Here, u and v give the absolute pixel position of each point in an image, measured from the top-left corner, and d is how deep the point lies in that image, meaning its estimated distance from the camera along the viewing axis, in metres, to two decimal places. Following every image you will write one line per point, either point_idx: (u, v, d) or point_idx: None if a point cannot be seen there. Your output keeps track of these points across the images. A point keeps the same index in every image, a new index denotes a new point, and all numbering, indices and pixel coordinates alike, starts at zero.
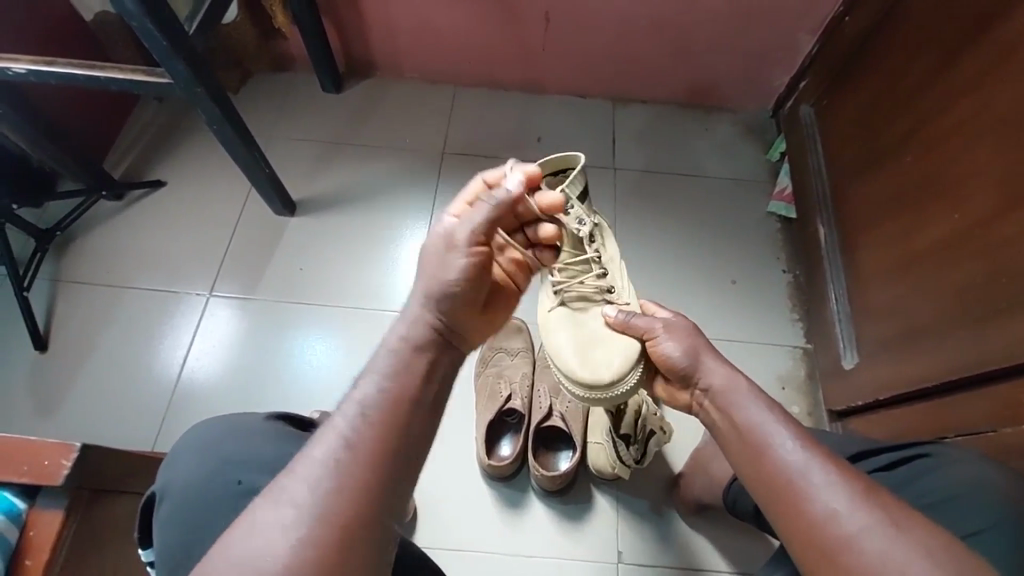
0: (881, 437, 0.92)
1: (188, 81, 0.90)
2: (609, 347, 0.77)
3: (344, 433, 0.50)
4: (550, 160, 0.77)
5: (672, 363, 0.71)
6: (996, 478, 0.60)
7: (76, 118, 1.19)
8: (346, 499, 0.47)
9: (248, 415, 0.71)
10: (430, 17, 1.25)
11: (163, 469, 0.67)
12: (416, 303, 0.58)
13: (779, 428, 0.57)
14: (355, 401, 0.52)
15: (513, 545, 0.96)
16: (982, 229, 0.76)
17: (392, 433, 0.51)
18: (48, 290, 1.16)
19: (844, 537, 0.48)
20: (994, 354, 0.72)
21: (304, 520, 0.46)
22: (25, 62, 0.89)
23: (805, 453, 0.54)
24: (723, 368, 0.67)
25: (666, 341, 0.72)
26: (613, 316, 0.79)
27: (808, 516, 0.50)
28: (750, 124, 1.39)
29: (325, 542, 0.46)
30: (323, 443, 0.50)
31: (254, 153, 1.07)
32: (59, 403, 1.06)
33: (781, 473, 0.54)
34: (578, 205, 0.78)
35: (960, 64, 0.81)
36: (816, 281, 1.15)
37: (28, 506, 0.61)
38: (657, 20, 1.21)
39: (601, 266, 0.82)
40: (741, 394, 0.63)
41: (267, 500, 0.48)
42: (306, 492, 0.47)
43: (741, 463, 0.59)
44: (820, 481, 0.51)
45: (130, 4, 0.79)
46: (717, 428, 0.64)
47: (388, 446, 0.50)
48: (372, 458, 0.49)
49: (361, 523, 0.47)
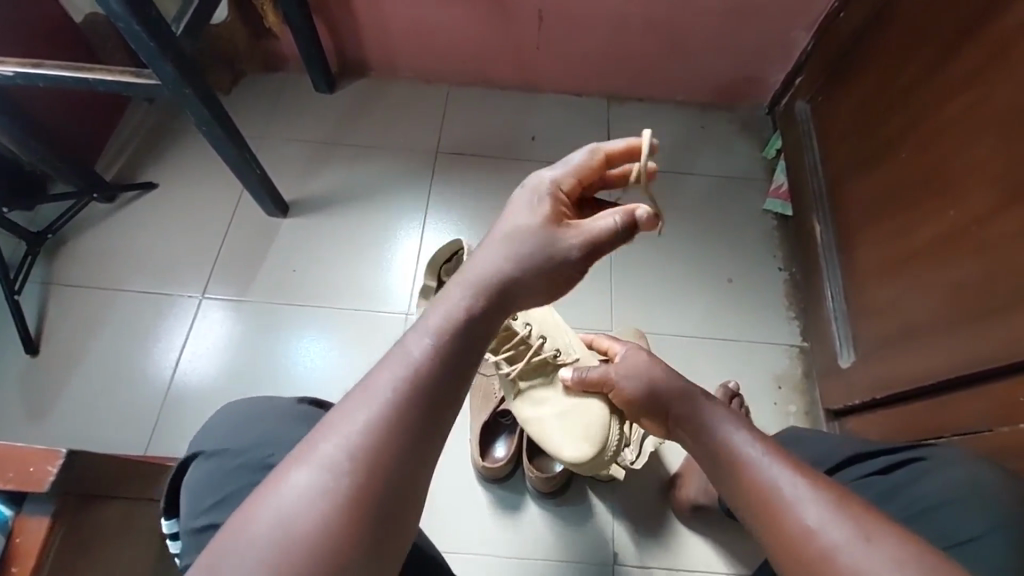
0: (879, 436, 0.91)
1: (177, 83, 0.89)
2: (579, 414, 0.85)
3: (387, 389, 0.44)
4: (438, 254, 0.99)
5: (641, 403, 0.74)
6: (992, 479, 0.59)
7: (66, 121, 1.19)
8: (382, 459, 0.42)
9: (277, 398, 0.70)
10: (423, 16, 1.24)
11: (201, 434, 0.68)
12: (488, 281, 0.51)
13: (750, 446, 0.56)
14: (405, 354, 0.46)
15: (508, 547, 0.95)
16: (981, 226, 0.75)
17: (433, 391, 0.45)
18: (40, 293, 1.15)
19: (826, 548, 0.45)
20: (990, 353, 0.72)
21: (335, 483, 0.40)
22: (12, 65, 0.88)
23: (777, 466, 0.52)
24: (687, 392, 0.68)
25: (627, 387, 0.77)
26: (570, 378, 0.86)
27: (790, 530, 0.47)
28: (746, 122, 1.38)
29: (358, 509, 0.40)
30: (363, 399, 0.43)
31: (245, 155, 1.06)
32: (51, 406, 1.06)
33: (758, 488, 0.52)
34: None
35: (957, 60, 0.80)
36: (812, 279, 1.14)
37: (14, 513, 0.61)
38: (651, 17, 1.20)
39: (536, 337, 0.86)
40: (710, 416, 0.63)
41: (301, 456, 0.42)
42: (346, 455, 0.41)
43: (721, 483, 0.57)
44: (794, 493, 0.49)
45: (116, 5, 0.78)
46: (695, 456, 0.63)
47: (428, 406, 0.44)
48: (410, 417, 0.43)
49: (393, 487, 0.42)
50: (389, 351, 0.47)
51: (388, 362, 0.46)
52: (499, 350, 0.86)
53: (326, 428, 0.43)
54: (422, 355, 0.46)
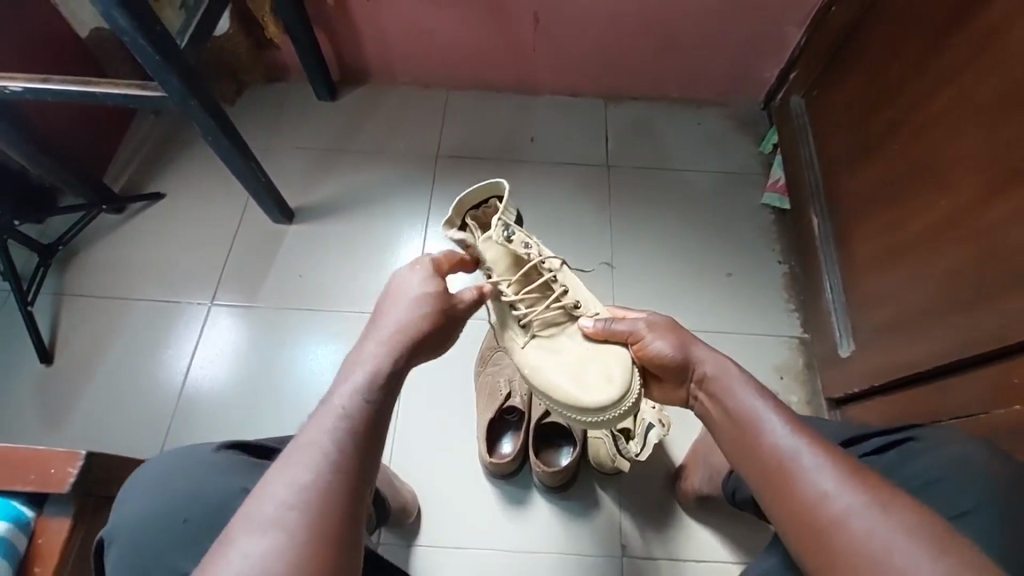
0: (878, 424, 0.92)
1: (182, 94, 0.91)
2: (600, 363, 0.74)
3: (320, 445, 0.52)
4: (470, 195, 0.82)
5: (665, 361, 0.70)
6: (987, 458, 0.60)
7: (74, 134, 1.21)
8: (324, 504, 0.49)
9: (197, 445, 0.70)
10: (420, 22, 1.26)
11: (112, 511, 0.65)
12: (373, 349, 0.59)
13: (771, 413, 0.59)
14: (334, 410, 0.54)
15: (516, 542, 0.96)
16: (973, 213, 0.76)
17: (364, 439, 0.53)
18: (52, 304, 1.17)
19: (837, 516, 0.49)
20: (982, 337, 0.73)
21: (280, 537, 0.47)
22: (22, 81, 0.90)
23: (795, 437, 0.56)
24: (712, 354, 0.68)
25: (654, 341, 0.71)
26: (591, 326, 0.77)
27: (801, 497, 0.52)
28: (742, 118, 1.40)
29: (312, 550, 0.47)
30: (296, 460, 0.51)
31: (250, 163, 1.09)
32: (67, 414, 1.08)
33: (774, 457, 0.56)
34: (519, 230, 0.81)
35: (946, 50, 0.82)
36: (811, 271, 1.15)
37: (36, 514, 0.63)
38: (645, 17, 1.22)
39: (559, 283, 0.80)
40: (732, 379, 0.65)
41: (251, 512, 0.49)
42: (290, 510, 0.48)
43: (735, 450, 0.61)
44: (810, 463, 0.53)
45: (122, 20, 0.80)
46: (712, 418, 0.66)
47: (359, 451, 0.53)
48: (343, 465, 0.51)
49: (339, 527, 0.49)
50: (316, 412, 0.55)
51: (322, 415, 0.54)
52: (517, 291, 0.80)
53: (264, 493, 0.49)
54: (352, 407, 0.55)
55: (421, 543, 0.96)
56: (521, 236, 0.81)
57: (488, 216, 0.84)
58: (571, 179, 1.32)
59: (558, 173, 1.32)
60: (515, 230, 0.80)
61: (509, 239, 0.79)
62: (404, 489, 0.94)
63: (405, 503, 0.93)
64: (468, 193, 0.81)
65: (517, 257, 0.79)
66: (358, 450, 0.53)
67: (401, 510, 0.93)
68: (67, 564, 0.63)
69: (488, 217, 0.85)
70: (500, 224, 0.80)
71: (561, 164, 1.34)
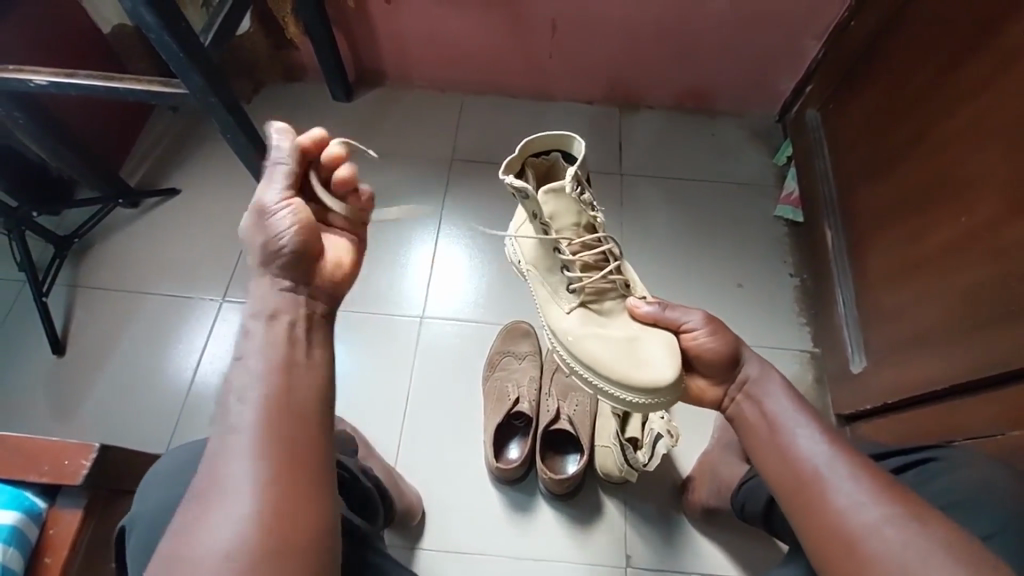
0: (889, 441, 0.92)
1: (204, 91, 0.92)
2: (651, 344, 0.73)
3: (242, 413, 0.55)
4: (540, 139, 0.75)
5: (714, 357, 0.72)
6: (1002, 479, 0.60)
7: (94, 128, 1.23)
8: (276, 456, 0.53)
9: (212, 439, 0.70)
10: (437, 26, 1.27)
11: (132, 502, 0.66)
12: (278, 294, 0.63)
13: (807, 424, 0.63)
14: (242, 378, 0.58)
15: (520, 548, 0.96)
16: (990, 233, 0.76)
17: (284, 396, 0.57)
18: (67, 295, 1.18)
19: (867, 525, 0.52)
20: (996, 357, 0.73)
21: (244, 493, 0.51)
22: (46, 74, 0.91)
23: (829, 449, 0.59)
24: (758, 360, 0.72)
25: (702, 336, 0.72)
26: (642, 308, 0.76)
27: (827, 507, 0.55)
28: (757, 129, 1.40)
29: (277, 503, 0.51)
30: (234, 430, 0.54)
31: (267, 161, 1.09)
32: (77, 404, 1.09)
33: (805, 465, 0.59)
34: (589, 190, 0.77)
35: (966, 69, 0.82)
36: (823, 285, 1.15)
37: (48, 505, 0.63)
38: (663, 27, 1.23)
39: (617, 256, 0.78)
40: (772, 385, 0.69)
41: (204, 491, 0.51)
42: (241, 468, 0.52)
43: (762, 455, 0.65)
44: (841, 474, 0.56)
45: (149, 17, 0.82)
46: (744, 421, 0.69)
47: (290, 408, 0.56)
48: (273, 422, 0.55)
49: (303, 478, 0.53)
50: (228, 387, 0.58)
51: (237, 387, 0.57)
52: (574, 251, 0.75)
53: (217, 461, 0.53)
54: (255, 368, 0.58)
55: (425, 545, 0.96)
56: (588, 196, 0.76)
57: (546, 168, 0.78)
58: None
59: None
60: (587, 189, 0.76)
61: (582, 195, 0.75)
62: (409, 491, 0.94)
63: (410, 505, 0.93)
64: (538, 136, 0.74)
65: (583, 219, 0.75)
66: (284, 410, 0.56)
67: (406, 511, 0.93)
68: (77, 556, 0.63)
69: (547, 168, 0.78)
70: (575, 179, 0.73)
71: None
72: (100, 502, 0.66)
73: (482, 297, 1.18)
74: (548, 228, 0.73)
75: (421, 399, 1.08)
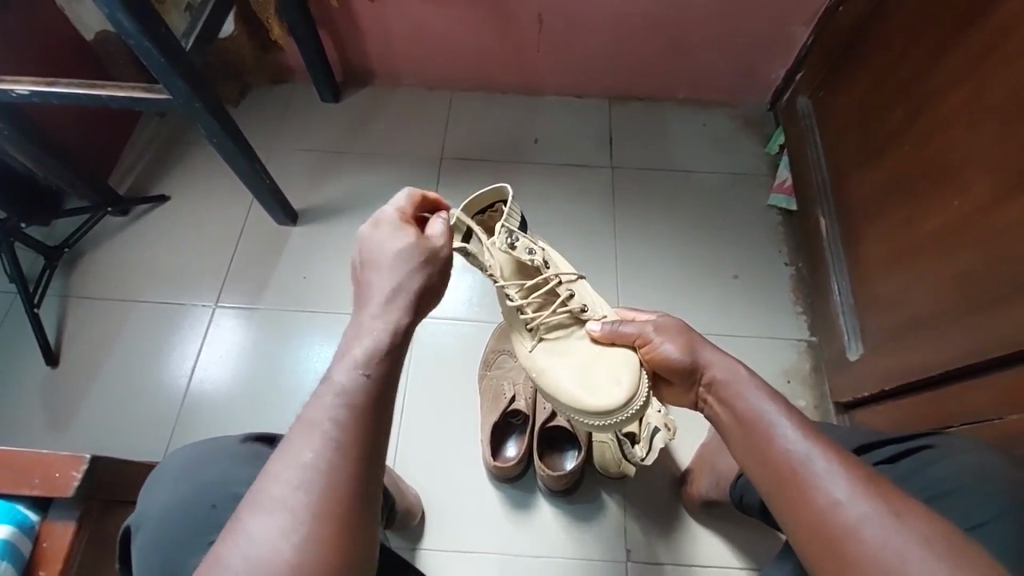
0: (887, 429, 0.91)
1: (187, 96, 0.91)
2: (609, 366, 0.77)
3: (322, 424, 0.51)
4: (479, 198, 0.81)
5: (674, 362, 0.72)
6: (999, 467, 0.60)
7: (79, 135, 1.22)
8: (337, 483, 0.49)
9: (221, 438, 0.70)
10: (424, 22, 1.26)
11: (139, 499, 0.67)
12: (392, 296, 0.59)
13: (782, 418, 0.60)
14: (333, 387, 0.53)
15: (521, 545, 0.96)
16: (984, 216, 0.75)
17: (365, 414, 0.52)
18: (58, 305, 1.18)
19: (850, 524, 0.50)
20: (993, 341, 0.72)
21: (293, 516, 0.48)
22: (28, 83, 0.90)
23: (808, 442, 0.57)
24: (722, 358, 0.70)
25: (662, 344, 0.74)
26: (597, 330, 0.80)
27: (811, 507, 0.53)
28: (749, 118, 1.39)
29: (321, 531, 0.47)
30: (302, 440, 0.51)
31: (255, 165, 1.08)
32: (72, 416, 1.08)
33: (783, 462, 0.56)
34: (523, 235, 0.80)
35: (955, 53, 0.81)
36: (818, 273, 1.14)
37: (40, 518, 0.63)
38: (650, 17, 1.21)
39: (565, 288, 0.82)
40: (741, 384, 0.66)
41: (258, 504, 0.48)
42: (296, 495, 0.48)
43: (744, 453, 0.62)
44: (823, 469, 0.54)
45: (126, 23, 0.80)
46: (720, 421, 0.68)
47: (364, 430, 0.52)
48: (347, 449, 0.50)
49: (360, 500, 0.50)
50: (318, 391, 0.54)
51: (318, 400, 0.53)
52: (523, 295, 0.81)
53: (272, 474, 0.50)
54: (350, 383, 0.53)
55: (425, 546, 0.96)
56: (522, 243, 0.80)
57: (493, 220, 0.85)
58: (575, 180, 1.31)
59: (564, 174, 1.32)
60: (518, 237, 0.79)
61: (512, 245, 0.79)
62: (409, 493, 0.93)
63: (410, 506, 0.92)
64: (473, 197, 0.81)
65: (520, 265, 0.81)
66: (365, 433, 0.52)
67: (406, 512, 0.92)
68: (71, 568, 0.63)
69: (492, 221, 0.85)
70: (503, 231, 0.78)
71: (566, 164, 1.33)
72: (93, 514, 0.66)
73: (475, 294, 1.17)
74: (495, 280, 0.80)
75: (432, 403, 1.07)
